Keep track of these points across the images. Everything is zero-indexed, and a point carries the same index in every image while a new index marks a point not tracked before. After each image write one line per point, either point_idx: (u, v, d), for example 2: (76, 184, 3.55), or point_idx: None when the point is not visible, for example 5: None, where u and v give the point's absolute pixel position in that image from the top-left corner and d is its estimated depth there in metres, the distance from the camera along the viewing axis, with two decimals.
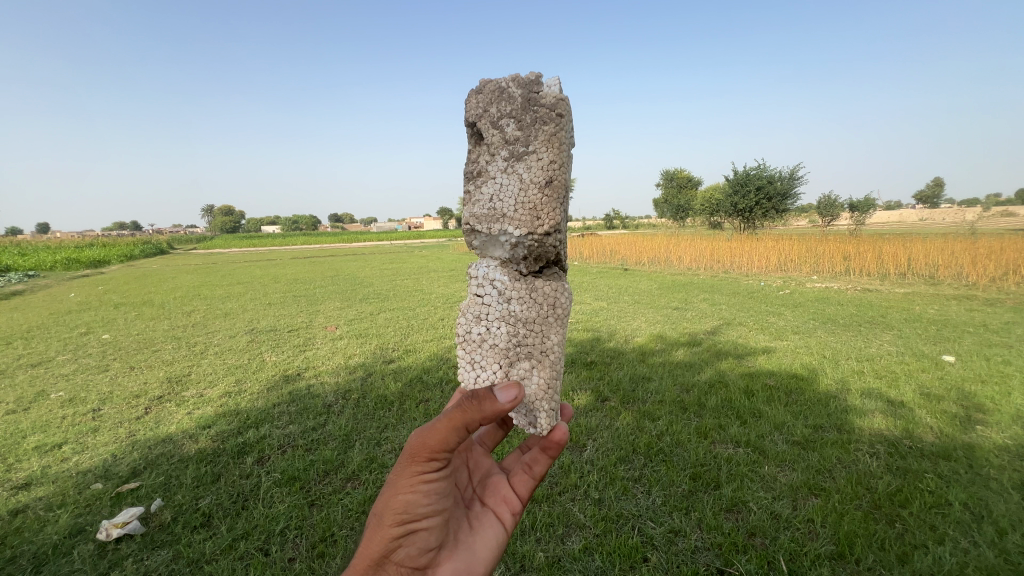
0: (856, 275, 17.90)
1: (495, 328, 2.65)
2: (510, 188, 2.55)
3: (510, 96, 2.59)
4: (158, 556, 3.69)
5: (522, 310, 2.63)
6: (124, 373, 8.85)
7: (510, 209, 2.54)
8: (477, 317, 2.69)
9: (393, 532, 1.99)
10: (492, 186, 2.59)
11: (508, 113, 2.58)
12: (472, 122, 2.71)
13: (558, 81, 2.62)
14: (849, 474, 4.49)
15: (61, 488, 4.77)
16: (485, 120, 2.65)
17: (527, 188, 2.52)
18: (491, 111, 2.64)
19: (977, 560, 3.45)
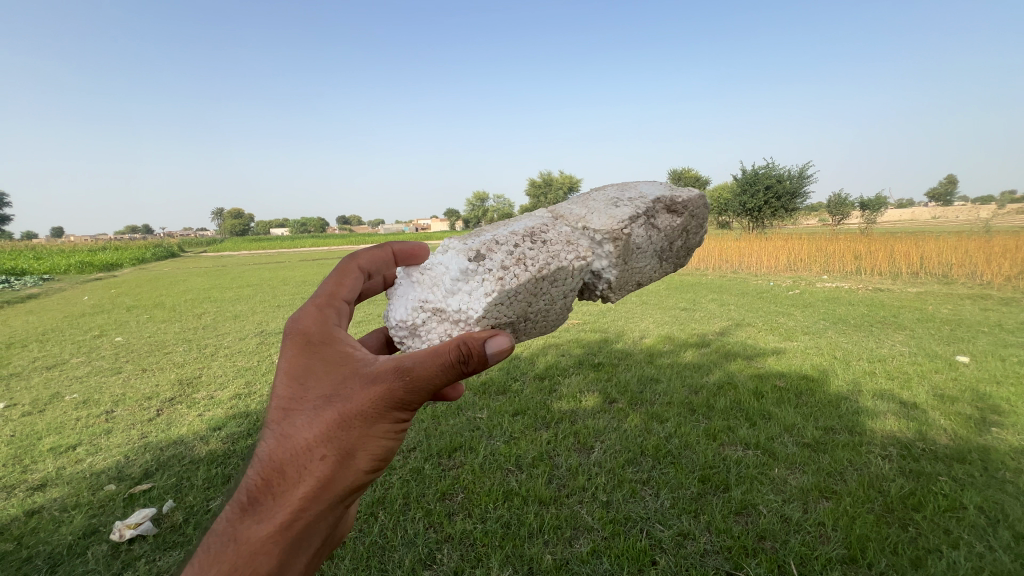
0: (867, 275, 17.70)
1: (542, 302, 2.51)
2: (641, 266, 2.76)
3: (699, 233, 2.93)
4: (170, 557, 3.73)
5: (555, 312, 2.62)
6: (137, 375, 8.99)
7: (626, 270, 2.71)
8: (551, 279, 2.46)
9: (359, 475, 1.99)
10: (639, 254, 2.71)
11: (686, 238, 2.89)
12: (679, 209, 2.78)
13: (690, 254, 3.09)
14: (861, 477, 4.43)
15: (76, 489, 4.85)
16: (680, 224, 2.80)
17: (635, 276, 2.78)
18: (685, 226, 2.83)
19: (993, 565, 3.39)
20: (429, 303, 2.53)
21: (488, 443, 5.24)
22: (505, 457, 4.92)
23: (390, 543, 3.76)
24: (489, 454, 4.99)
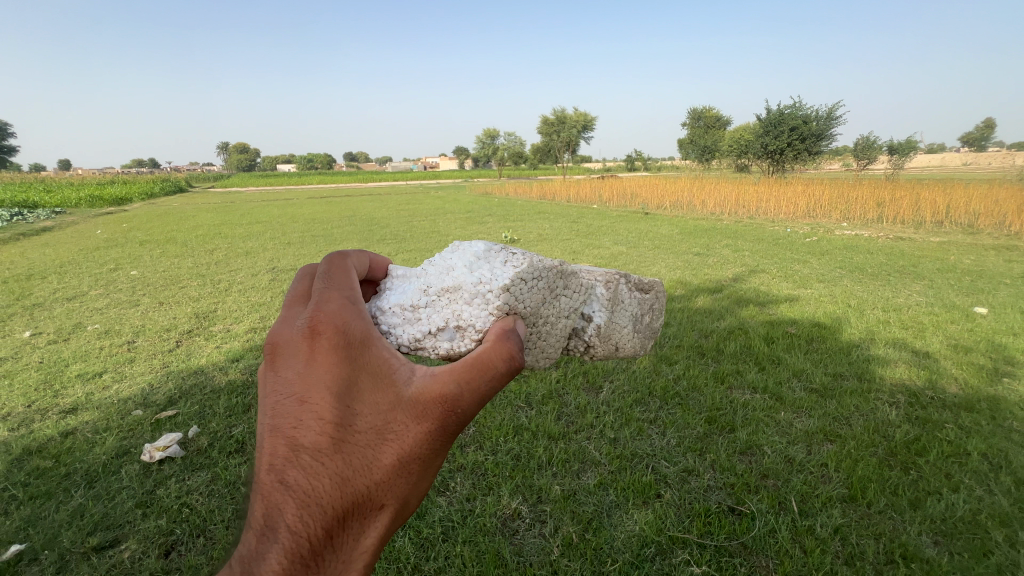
0: (889, 223, 17.18)
1: (552, 317, 1.84)
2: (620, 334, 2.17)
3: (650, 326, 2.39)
4: (198, 477, 3.93)
5: (552, 344, 1.88)
6: (155, 308, 9.19)
7: (609, 332, 2.13)
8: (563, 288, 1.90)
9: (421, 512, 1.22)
10: (619, 319, 2.20)
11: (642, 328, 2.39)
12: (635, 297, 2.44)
13: None
14: (867, 423, 4.48)
15: (105, 414, 5.07)
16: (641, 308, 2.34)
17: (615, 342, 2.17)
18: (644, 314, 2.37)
19: (991, 508, 3.46)
20: (431, 285, 1.79)
21: None
22: (515, 395, 5.03)
23: None
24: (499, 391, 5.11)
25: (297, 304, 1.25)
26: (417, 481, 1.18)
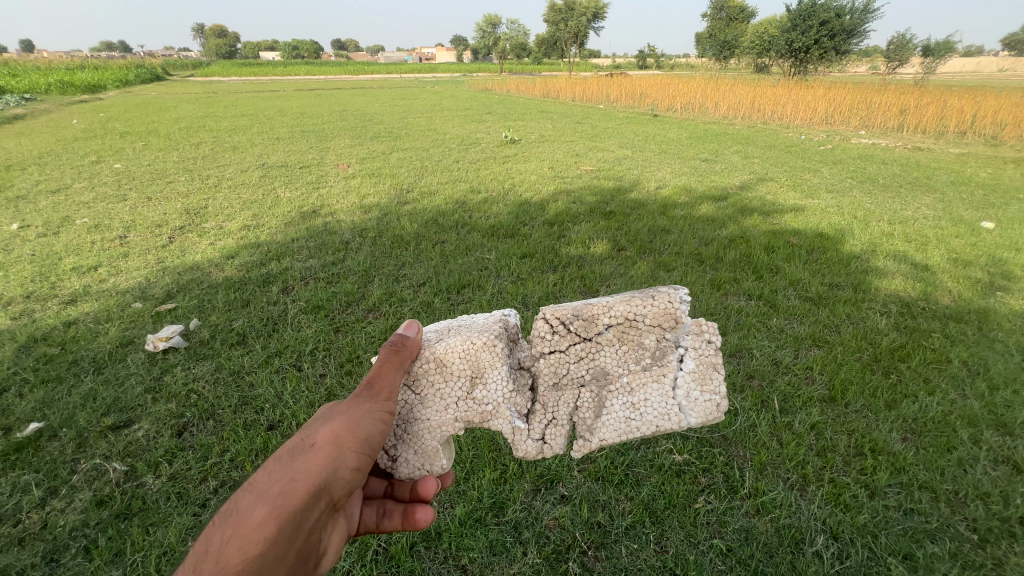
0: (909, 132, 16.28)
1: (469, 321, 2.52)
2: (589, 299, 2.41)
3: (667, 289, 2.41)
4: (203, 366, 4.06)
5: (479, 324, 2.37)
6: (143, 203, 8.92)
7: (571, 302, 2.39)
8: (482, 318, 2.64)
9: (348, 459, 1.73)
10: None
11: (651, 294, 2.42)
12: None
13: (685, 322, 2.15)
14: (856, 331, 4.57)
15: (105, 306, 5.11)
16: None
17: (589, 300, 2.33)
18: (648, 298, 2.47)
19: (962, 409, 3.62)
20: None
21: (496, 283, 5.37)
22: (512, 296, 5.06)
23: None
24: (496, 292, 5.15)
25: None
26: (342, 427, 1.79)
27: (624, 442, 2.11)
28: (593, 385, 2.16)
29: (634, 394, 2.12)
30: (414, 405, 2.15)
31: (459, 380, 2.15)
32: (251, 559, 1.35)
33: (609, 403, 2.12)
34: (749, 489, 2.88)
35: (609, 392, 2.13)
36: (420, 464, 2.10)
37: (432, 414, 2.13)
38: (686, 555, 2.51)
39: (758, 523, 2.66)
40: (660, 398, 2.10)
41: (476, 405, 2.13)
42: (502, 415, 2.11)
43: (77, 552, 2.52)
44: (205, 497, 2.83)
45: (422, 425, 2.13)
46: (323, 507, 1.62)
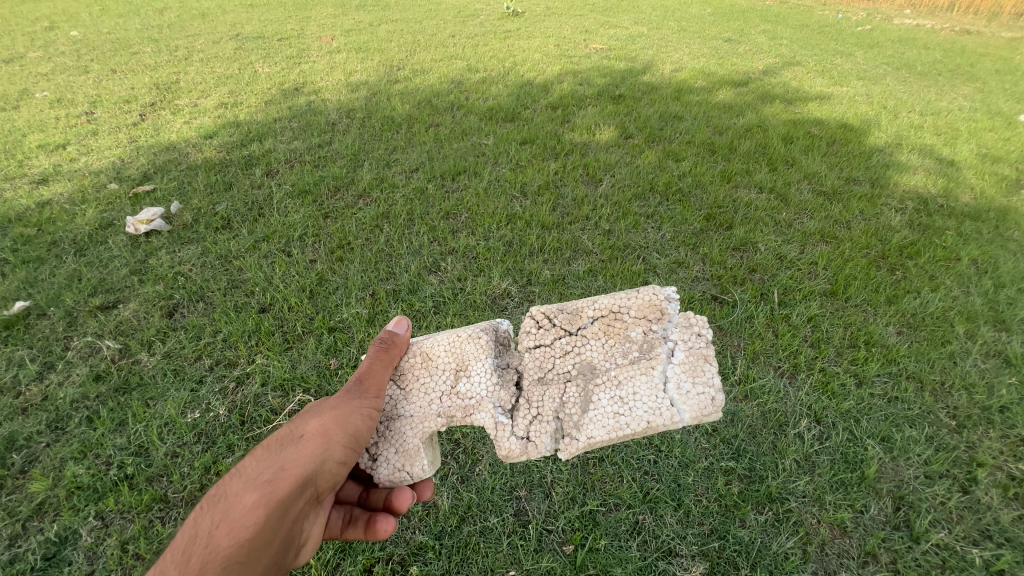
0: (960, 12, 14.51)
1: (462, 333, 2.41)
2: None
3: None
4: (189, 250, 3.91)
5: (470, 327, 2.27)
6: (107, 76, 8.11)
7: None
8: None
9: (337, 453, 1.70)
10: None
11: None
12: None
13: (674, 316, 2.02)
14: (867, 227, 4.37)
15: (79, 187, 4.82)
16: None
17: None
18: None
19: (963, 305, 3.56)
20: None
21: (493, 170, 5.03)
22: (510, 185, 4.76)
23: (396, 252, 3.90)
24: (494, 181, 4.84)
25: None
26: (330, 419, 1.74)
27: (616, 441, 1.86)
28: (579, 380, 1.97)
29: (622, 385, 1.92)
30: (396, 401, 1.97)
31: (443, 372, 2.01)
32: (237, 543, 1.45)
33: (595, 396, 1.92)
34: (740, 376, 2.89)
35: (596, 386, 1.94)
36: (400, 466, 1.86)
37: (415, 409, 1.95)
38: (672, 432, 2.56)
39: (744, 407, 2.70)
40: (648, 386, 1.90)
41: (460, 398, 1.96)
42: (485, 407, 1.93)
43: (81, 422, 2.58)
44: (200, 374, 2.85)
45: (404, 420, 1.93)
46: (309, 496, 1.65)
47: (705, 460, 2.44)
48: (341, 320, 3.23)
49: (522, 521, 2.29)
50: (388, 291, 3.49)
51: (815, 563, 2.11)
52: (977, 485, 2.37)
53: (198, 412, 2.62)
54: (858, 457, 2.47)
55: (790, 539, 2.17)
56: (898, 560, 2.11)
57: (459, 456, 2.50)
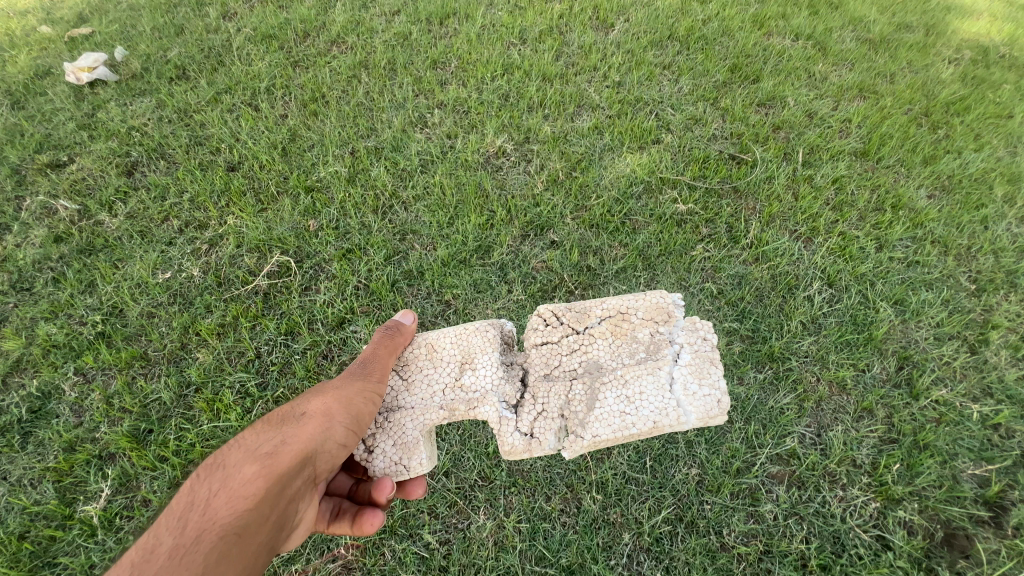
0: None
1: None
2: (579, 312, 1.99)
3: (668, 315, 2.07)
4: (141, 104, 3.42)
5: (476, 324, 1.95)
6: None
7: None
8: None
9: (337, 435, 1.43)
10: None
11: None
12: None
13: (691, 323, 1.70)
14: (914, 79, 3.80)
15: (5, 30, 4.13)
16: None
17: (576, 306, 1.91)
18: None
19: (1007, 166, 3.20)
20: None
21: (486, 11, 4.21)
22: (507, 29, 4.04)
23: (377, 105, 3.42)
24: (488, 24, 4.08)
25: None
26: (334, 396, 1.49)
27: (623, 442, 1.57)
28: (586, 377, 1.64)
29: (630, 386, 1.61)
30: (397, 393, 1.63)
31: (448, 360, 1.68)
32: (233, 517, 1.21)
33: (601, 398, 1.60)
34: (752, 239, 2.65)
35: (602, 386, 1.62)
36: (397, 459, 1.54)
37: (416, 401, 1.61)
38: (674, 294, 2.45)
39: (754, 270, 2.53)
40: (654, 387, 1.60)
41: (464, 389, 1.62)
42: (493, 398, 1.60)
43: (48, 284, 2.44)
44: (169, 236, 2.63)
45: (404, 412, 1.59)
46: (310, 477, 1.40)
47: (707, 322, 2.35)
48: (320, 180, 2.90)
49: None
50: (370, 148, 3.11)
51: (812, 416, 2.06)
52: (985, 345, 2.29)
53: (170, 273, 2.44)
54: (868, 319, 2.35)
55: (787, 395, 2.10)
56: (894, 416, 2.04)
57: (451, 317, 2.40)
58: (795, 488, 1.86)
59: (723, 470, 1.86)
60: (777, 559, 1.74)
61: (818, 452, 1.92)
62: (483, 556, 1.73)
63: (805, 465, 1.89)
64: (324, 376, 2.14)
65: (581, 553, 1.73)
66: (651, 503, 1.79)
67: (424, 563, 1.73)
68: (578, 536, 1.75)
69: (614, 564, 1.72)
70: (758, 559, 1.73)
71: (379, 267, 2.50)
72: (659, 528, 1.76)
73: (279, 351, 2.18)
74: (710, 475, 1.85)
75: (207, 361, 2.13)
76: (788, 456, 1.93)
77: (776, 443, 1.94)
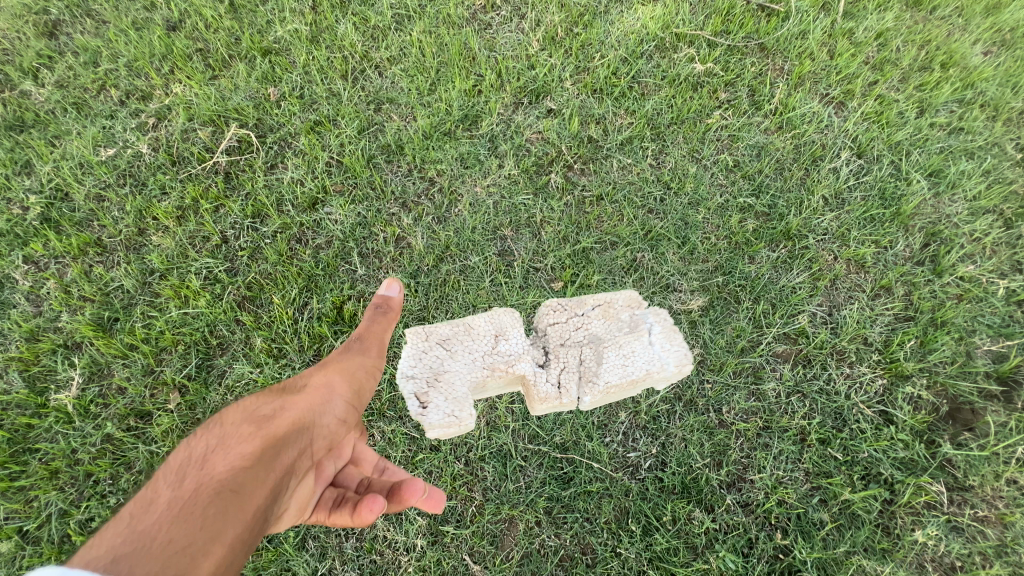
0: None
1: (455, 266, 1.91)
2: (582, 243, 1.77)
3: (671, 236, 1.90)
4: None
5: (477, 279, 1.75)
6: None
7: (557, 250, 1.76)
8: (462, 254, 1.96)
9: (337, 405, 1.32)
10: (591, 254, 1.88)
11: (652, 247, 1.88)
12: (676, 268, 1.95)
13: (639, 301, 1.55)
14: None
15: None
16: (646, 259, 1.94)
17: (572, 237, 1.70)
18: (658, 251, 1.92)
19: None
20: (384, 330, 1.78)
21: None
22: None
23: None
24: None
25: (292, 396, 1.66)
26: (334, 367, 1.39)
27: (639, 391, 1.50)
28: (586, 349, 1.50)
29: (627, 359, 1.46)
30: (441, 361, 1.44)
31: (479, 327, 1.49)
32: (234, 471, 1.08)
33: (598, 374, 1.46)
34: (776, 105, 2.30)
35: (599, 360, 1.47)
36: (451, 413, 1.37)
37: (464, 368, 1.43)
38: (685, 166, 2.16)
39: (776, 140, 2.23)
40: (646, 361, 1.47)
41: (499, 352, 1.46)
42: (529, 360, 1.47)
43: None
44: (109, 108, 2.26)
45: (455, 378, 1.41)
46: (308, 451, 1.26)
47: (720, 198, 2.11)
48: (277, 41, 2.36)
49: (508, 262, 1.96)
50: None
51: (825, 296, 1.92)
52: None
53: (114, 150, 2.14)
54: (897, 192, 2.12)
55: (801, 274, 1.95)
56: (913, 293, 1.89)
57: (435, 196, 2.10)
58: (799, 365, 1.78)
59: (728, 349, 1.78)
60: (777, 434, 1.64)
61: (827, 330, 1.82)
62: (474, 435, 1.62)
63: (813, 344, 1.79)
64: (298, 259, 1.94)
65: (576, 432, 1.62)
66: (650, 381, 1.69)
67: (415, 443, 1.63)
68: (573, 415, 1.63)
69: (609, 441, 1.62)
70: (756, 435, 1.64)
71: (351, 142, 2.18)
72: (658, 406, 1.65)
73: (247, 235, 1.98)
74: (713, 353, 1.77)
75: (170, 247, 1.94)
76: (795, 335, 1.83)
77: (785, 322, 1.83)
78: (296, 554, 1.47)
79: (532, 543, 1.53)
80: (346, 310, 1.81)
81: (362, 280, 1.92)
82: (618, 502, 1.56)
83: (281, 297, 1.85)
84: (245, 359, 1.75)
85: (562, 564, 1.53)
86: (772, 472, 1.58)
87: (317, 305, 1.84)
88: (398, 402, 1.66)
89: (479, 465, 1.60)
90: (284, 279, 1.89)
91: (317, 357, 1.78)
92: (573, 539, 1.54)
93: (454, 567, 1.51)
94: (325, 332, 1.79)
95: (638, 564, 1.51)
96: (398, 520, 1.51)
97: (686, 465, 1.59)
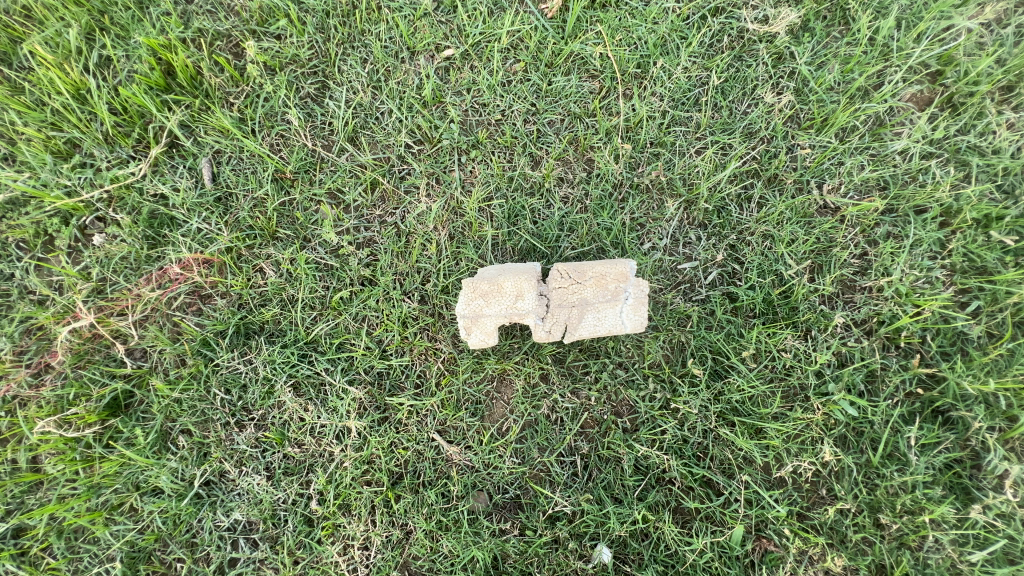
0: None
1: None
2: None
3: None
4: None
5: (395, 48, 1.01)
6: None
7: None
8: None
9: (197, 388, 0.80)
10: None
11: None
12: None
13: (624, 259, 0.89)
14: None
15: None
16: None
17: None
18: None
19: None
20: (269, 125, 1.02)
21: None
22: None
23: None
24: None
25: (114, 330, 0.94)
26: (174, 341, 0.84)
27: (678, 308, 0.97)
28: (556, 310, 0.86)
29: (614, 292, 0.86)
30: (474, 309, 0.86)
31: (493, 279, 0.87)
32: None
33: (577, 323, 0.87)
34: None
35: (577, 298, 0.86)
36: (567, 330, 0.87)
37: (496, 313, 0.85)
38: None
39: None
40: (642, 298, 0.87)
41: (493, 292, 0.85)
42: (537, 289, 0.86)
43: None
44: None
45: (500, 319, 0.86)
46: None
47: None
48: None
49: None
50: None
51: None
52: None
53: None
54: None
55: None
56: None
57: None
58: (939, 114, 1.06)
59: (833, 93, 1.05)
60: (908, 219, 1.01)
61: (990, 54, 1.04)
62: (432, 256, 0.99)
63: (965, 79, 1.04)
64: None
65: (595, 240, 1.01)
66: (713, 153, 1.03)
67: (333, 277, 0.98)
68: (589, 216, 1.01)
69: (650, 250, 1.01)
70: (875, 223, 1.01)
71: None
72: (724, 192, 1.02)
73: None
74: (812, 102, 1.05)
75: None
76: (934, 70, 1.07)
77: (925, 44, 1.04)
78: (155, 462, 0.90)
79: (538, 407, 0.94)
80: (177, 65, 0.99)
81: (204, 12, 1.04)
82: (668, 336, 0.96)
83: (54, 48, 0.99)
84: (12, 166, 0.99)
85: (586, 434, 0.95)
86: (904, 274, 0.98)
87: (126, 61, 1.00)
88: (298, 216, 1.00)
89: (444, 302, 0.97)
90: (53, 14, 0.99)
91: (141, 150, 1.00)
92: (599, 396, 0.94)
93: (418, 455, 0.93)
94: (146, 106, 0.99)
95: (705, 424, 0.93)
96: (320, 394, 0.94)
97: (772, 276, 0.99)
